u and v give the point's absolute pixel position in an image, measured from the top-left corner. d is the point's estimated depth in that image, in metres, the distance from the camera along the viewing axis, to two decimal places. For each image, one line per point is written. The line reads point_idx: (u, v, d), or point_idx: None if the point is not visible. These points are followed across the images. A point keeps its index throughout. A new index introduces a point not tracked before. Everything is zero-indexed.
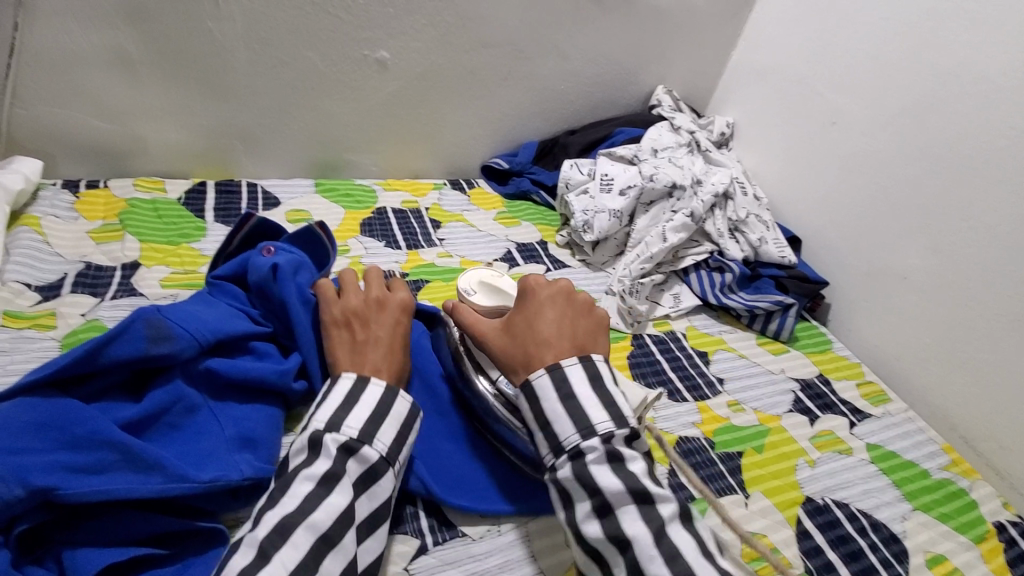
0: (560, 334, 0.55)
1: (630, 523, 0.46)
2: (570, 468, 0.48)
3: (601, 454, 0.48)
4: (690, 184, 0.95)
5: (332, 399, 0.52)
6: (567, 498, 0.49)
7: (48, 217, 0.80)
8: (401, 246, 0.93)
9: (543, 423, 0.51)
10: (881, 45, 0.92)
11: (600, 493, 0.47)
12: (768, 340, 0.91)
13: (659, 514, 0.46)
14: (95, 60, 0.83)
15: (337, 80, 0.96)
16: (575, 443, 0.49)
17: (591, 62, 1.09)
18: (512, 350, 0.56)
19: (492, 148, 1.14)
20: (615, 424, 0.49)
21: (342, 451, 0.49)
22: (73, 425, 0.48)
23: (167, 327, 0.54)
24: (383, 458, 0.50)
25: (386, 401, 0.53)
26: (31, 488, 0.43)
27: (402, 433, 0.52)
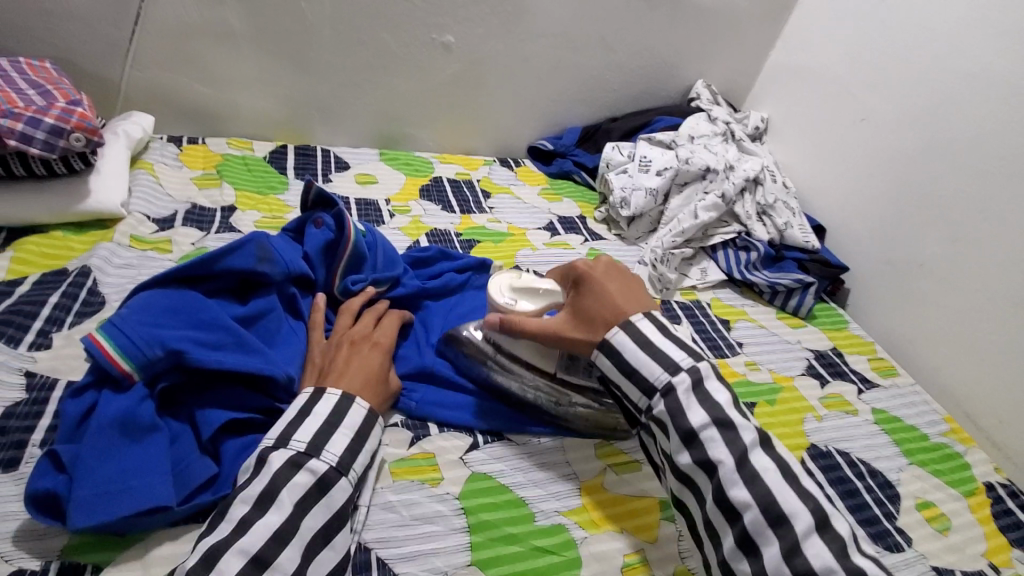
0: (626, 301, 0.61)
1: (714, 449, 0.52)
2: (662, 404, 0.54)
3: (688, 386, 0.54)
4: (723, 169, 1.03)
5: (285, 417, 0.54)
6: (664, 432, 0.55)
7: (159, 164, 0.93)
8: (455, 210, 1.03)
9: (628, 369, 0.57)
10: (911, 47, 0.99)
11: (689, 424, 0.53)
12: (787, 315, 0.98)
13: (743, 442, 0.52)
14: (203, 32, 0.96)
15: (406, 60, 1.07)
16: (665, 381, 0.55)
17: (636, 55, 1.18)
18: (586, 319, 0.61)
19: (538, 131, 1.24)
20: (696, 359, 0.56)
21: (290, 463, 0.50)
22: (198, 311, 0.58)
23: (271, 251, 0.65)
24: (333, 469, 0.52)
25: (336, 416, 0.55)
26: (170, 349, 0.53)
27: (352, 445, 0.54)
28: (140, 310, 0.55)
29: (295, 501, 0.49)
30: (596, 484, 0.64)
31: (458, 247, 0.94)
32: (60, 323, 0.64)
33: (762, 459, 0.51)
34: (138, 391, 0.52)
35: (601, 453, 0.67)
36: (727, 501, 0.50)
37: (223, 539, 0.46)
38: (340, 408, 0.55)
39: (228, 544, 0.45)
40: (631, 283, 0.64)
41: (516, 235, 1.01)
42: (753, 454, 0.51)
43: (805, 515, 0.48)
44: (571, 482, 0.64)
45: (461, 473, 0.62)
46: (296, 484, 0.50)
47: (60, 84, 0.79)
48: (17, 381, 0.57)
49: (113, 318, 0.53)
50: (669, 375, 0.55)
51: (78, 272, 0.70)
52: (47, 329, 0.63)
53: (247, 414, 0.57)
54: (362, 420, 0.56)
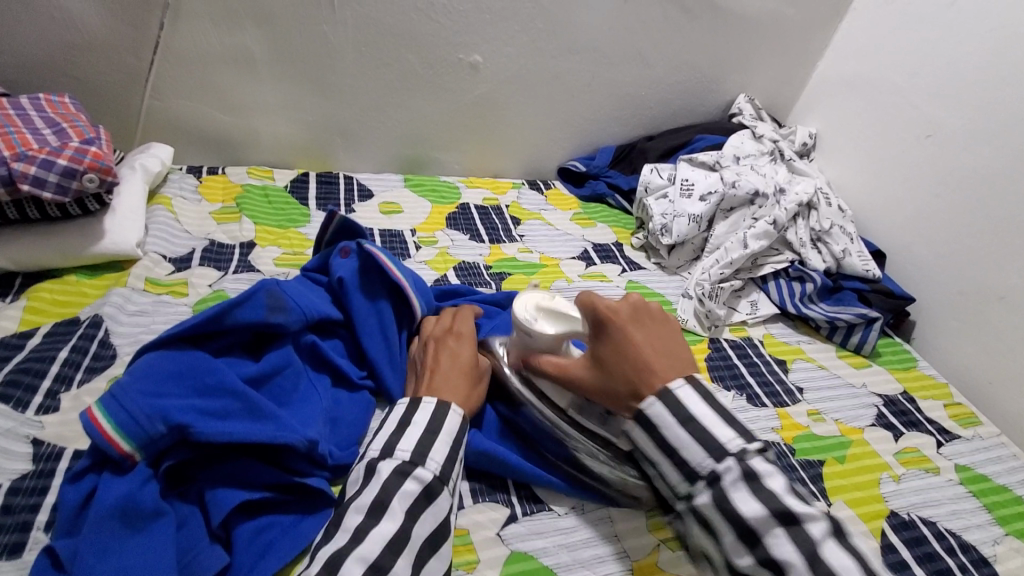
0: (662, 364, 0.52)
1: (779, 548, 0.43)
2: (707, 495, 0.47)
3: (738, 475, 0.46)
4: (773, 192, 0.95)
5: (385, 429, 0.52)
6: (713, 530, 0.47)
7: (177, 198, 0.89)
8: (484, 240, 0.97)
9: (669, 450, 0.49)
10: (987, 56, 0.89)
11: (741, 523, 0.45)
12: (848, 353, 0.89)
13: (811, 534, 0.43)
14: (223, 58, 0.92)
15: (432, 81, 1.02)
16: (710, 468, 0.47)
17: (675, 69, 1.11)
18: (608, 377, 0.53)
19: (570, 152, 1.18)
20: (744, 439, 0.48)
21: (396, 472, 0.48)
22: (204, 374, 0.52)
23: (284, 299, 0.59)
24: (437, 478, 0.49)
25: (435, 422, 0.52)
26: (169, 424, 0.47)
27: (452, 452, 0.52)
28: (140, 376, 0.50)
29: (406, 510, 0.47)
30: (649, 563, 0.57)
31: (489, 281, 0.88)
32: (69, 381, 0.60)
33: (836, 556, 0.42)
34: (141, 472, 0.47)
35: (654, 524, 0.60)
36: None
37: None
38: (437, 415, 0.53)
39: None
40: (654, 322, 0.55)
41: (550, 266, 0.94)
42: (823, 549, 0.42)
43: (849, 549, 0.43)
44: (621, 560, 0.57)
45: (501, 552, 0.55)
46: (405, 493, 0.48)
47: (76, 120, 0.76)
48: (21, 451, 0.53)
49: (112, 388, 0.48)
50: (716, 443, 0.47)
51: (89, 322, 0.66)
52: (55, 389, 0.59)
53: (261, 492, 0.51)
54: (459, 425, 0.53)
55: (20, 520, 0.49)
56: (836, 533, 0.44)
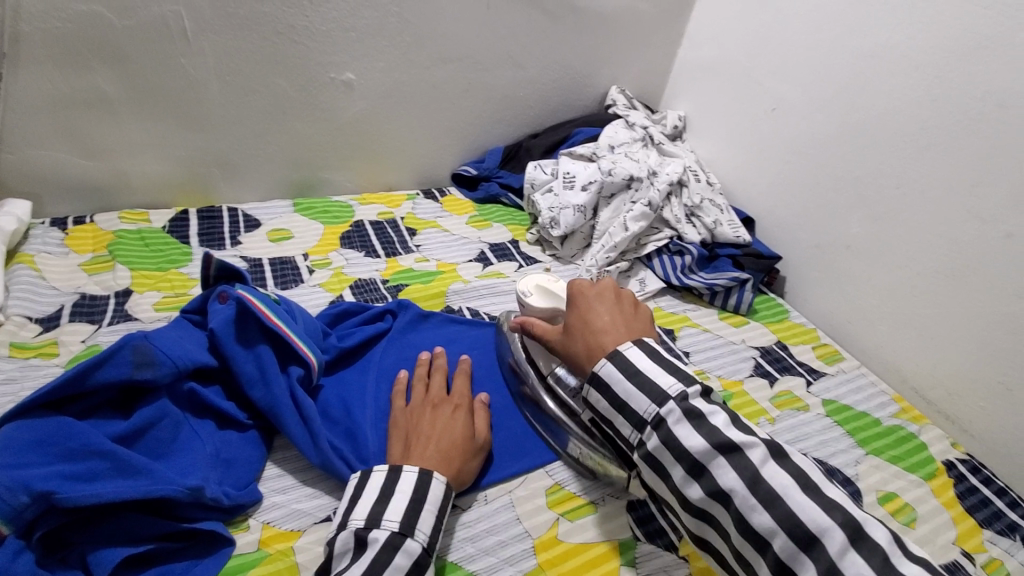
0: (607, 322, 0.57)
1: (724, 476, 0.47)
2: (656, 438, 0.50)
3: (681, 415, 0.49)
4: (646, 175, 1.02)
5: (369, 495, 0.53)
6: (661, 471, 0.50)
7: (41, 254, 0.84)
8: (380, 254, 0.98)
9: (618, 403, 0.52)
10: (809, 33, 0.99)
11: (687, 455, 0.48)
12: (729, 314, 0.98)
13: (750, 460, 0.47)
14: (76, 102, 0.88)
15: (308, 103, 1.01)
16: (654, 414, 0.50)
17: (546, 69, 1.16)
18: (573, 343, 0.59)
19: (460, 157, 1.20)
20: (684, 385, 0.51)
21: (387, 546, 0.49)
22: (67, 438, 0.50)
23: (154, 352, 0.57)
24: (425, 550, 0.51)
25: (420, 492, 0.54)
26: (34, 494, 0.46)
27: (438, 521, 0.54)
28: None
29: None
30: (550, 538, 0.61)
31: (386, 295, 0.89)
32: None
33: (775, 475, 0.46)
34: (11, 546, 0.45)
35: (553, 502, 0.65)
36: (752, 532, 0.45)
37: None
38: (421, 483, 0.54)
39: None
40: (624, 302, 0.60)
41: (446, 272, 0.96)
42: (764, 470, 0.46)
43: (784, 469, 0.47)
44: (523, 541, 0.60)
45: None
46: (396, 567, 0.49)
47: None
48: None
49: None
50: (658, 389, 0.51)
51: None
52: None
53: (149, 545, 0.50)
54: (442, 495, 0.55)
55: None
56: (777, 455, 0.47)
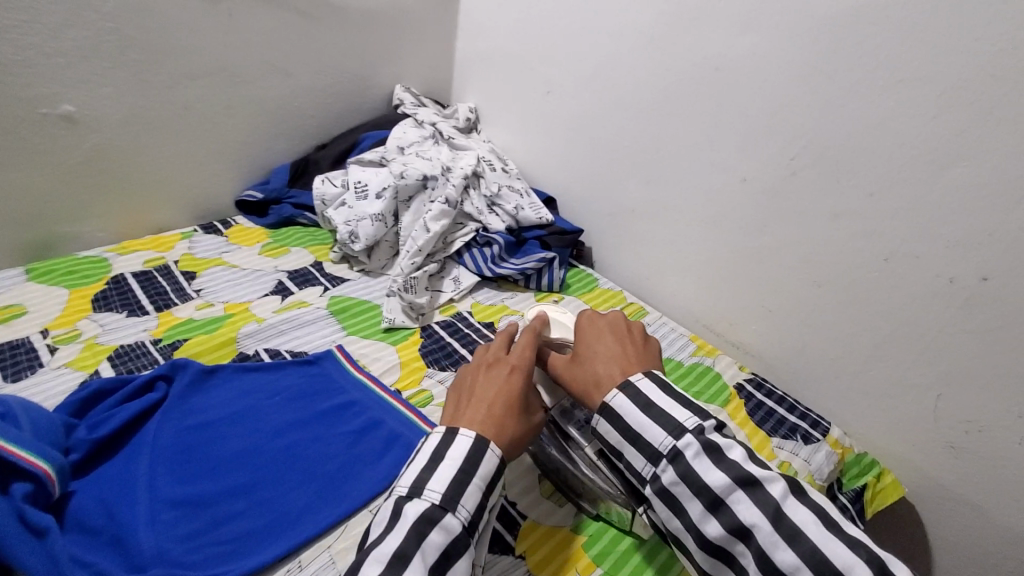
0: (614, 354, 0.58)
1: (743, 510, 0.45)
2: (673, 472, 0.48)
3: (699, 448, 0.48)
4: (440, 172, 1.00)
5: (419, 461, 0.50)
6: (678, 507, 0.48)
7: None
8: (149, 310, 0.83)
9: (631, 436, 0.51)
10: (562, 16, 1.04)
11: (707, 489, 0.46)
12: (545, 294, 1.00)
13: (771, 495, 0.45)
14: None
15: (15, 147, 0.82)
16: (670, 446, 0.49)
17: (319, 74, 1.08)
18: (579, 376, 0.58)
19: (242, 181, 1.08)
20: (701, 419, 0.50)
21: (425, 518, 0.45)
22: None
23: None
24: (467, 528, 0.47)
25: (473, 457, 0.49)
26: None
27: (485, 495, 0.49)
28: None
29: (428, 574, 0.43)
30: None
31: (160, 357, 0.76)
32: None
33: (796, 510, 0.45)
34: None
35: None
36: (776, 571, 0.43)
37: None
38: (476, 450, 0.50)
39: None
40: (632, 335, 0.61)
41: (238, 313, 0.85)
42: (788, 508, 0.45)
43: (763, 504, 0.45)
44: None
45: None
46: (432, 545, 0.44)
47: None
48: None
49: None
50: (673, 421, 0.50)
51: None
52: None
53: None
54: (491, 466, 0.50)
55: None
56: (794, 491, 0.47)
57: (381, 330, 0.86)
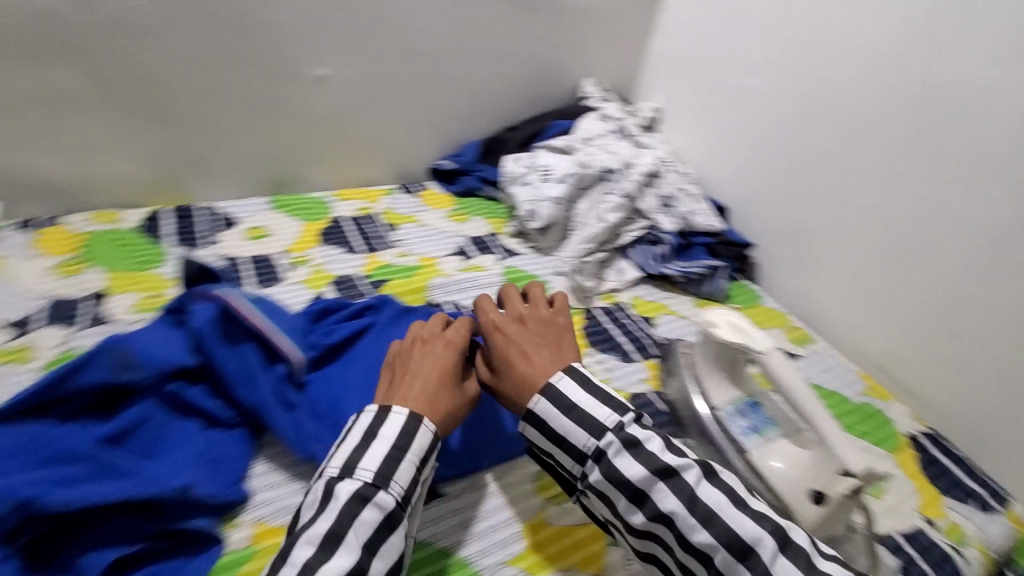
0: (546, 357, 0.59)
1: (666, 500, 0.51)
2: (599, 471, 0.53)
3: (619, 446, 0.53)
4: (621, 167, 1.04)
5: (349, 441, 0.52)
6: (609, 499, 0.53)
7: (11, 257, 0.82)
8: (360, 250, 0.98)
9: (557, 439, 0.55)
10: (773, 27, 1.03)
11: (631, 485, 0.51)
12: (705, 301, 1.01)
13: (688, 482, 0.51)
14: (35, 101, 0.84)
15: (281, 99, 1.00)
16: (594, 446, 0.54)
17: (522, 61, 1.17)
18: (502, 382, 0.59)
19: (438, 151, 1.20)
20: (620, 415, 0.54)
21: (356, 497, 0.48)
22: (48, 444, 0.52)
23: (132, 355, 0.59)
24: (398, 504, 0.50)
25: (403, 438, 0.52)
26: (14, 502, 0.46)
27: (417, 472, 0.52)
28: None
29: (366, 542, 0.47)
30: (538, 522, 0.63)
31: (365, 292, 0.89)
32: None
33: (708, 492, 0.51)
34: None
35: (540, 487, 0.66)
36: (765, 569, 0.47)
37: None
38: (408, 429, 0.52)
39: None
40: (551, 341, 0.61)
41: (427, 266, 0.97)
42: (775, 567, 0.47)
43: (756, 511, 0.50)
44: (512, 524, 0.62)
45: None
46: (365, 522, 0.47)
47: None
48: None
49: None
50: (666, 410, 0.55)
51: None
52: None
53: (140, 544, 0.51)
54: (426, 444, 0.53)
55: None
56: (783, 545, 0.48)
57: None
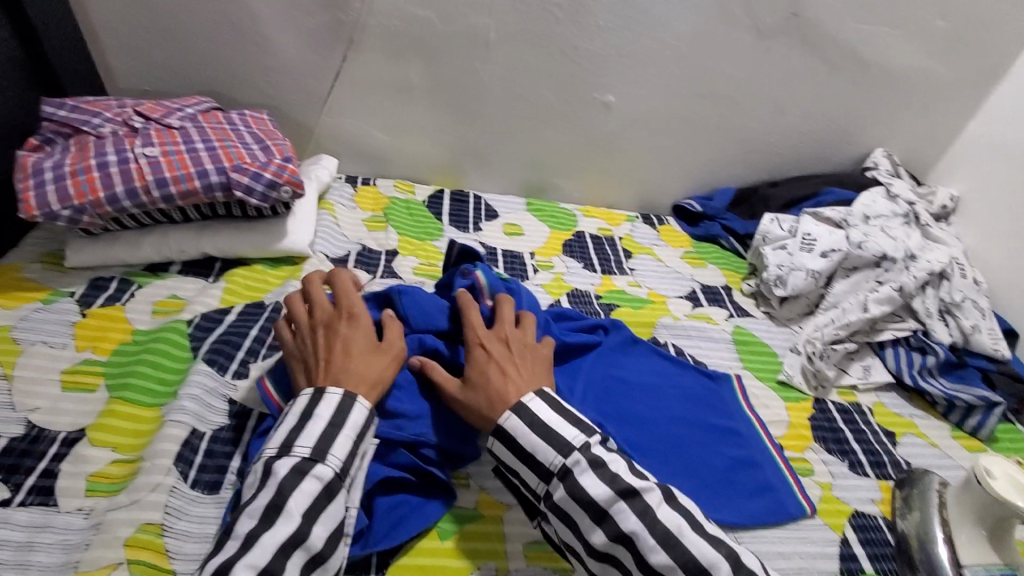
0: (520, 377, 0.61)
1: (625, 520, 0.51)
2: (561, 488, 0.54)
3: (584, 465, 0.53)
4: (902, 257, 0.93)
5: (287, 423, 0.53)
6: (571, 521, 0.54)
7: (338, 204, 1.03)
8: (596, 269, 1.03)
9: (524, 453, 0.56)
10: None
11: (592, 504, 0.52)
12: (964, 435, 0.85)
13: (646, 502, 0.52)
14: (387, 86, 1.04)
15: (566, 117, 1.08)
16: (559, 464, 0.54)
17: (808, 119, 1.10)
18: (474, 393, 0.60)
19: (687, 191, 1.20)
20: (587, 436, 0.56)
21: (293, 470, 0.50)
22: None
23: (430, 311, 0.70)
24: (337, 475, 0.52)
25: (338, 415, 0.54)
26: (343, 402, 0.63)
27: (354, 447, 0.54)
28: None
29: (304, 509, 0.49)
30: None
31: (599, 311, 0.93)
32: (257, 354, 0.74)
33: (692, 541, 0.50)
34: None
35: None
36: None
37: (294, 531, 0.48)
38: (342, 408, 0.54)
39: (236, 560, 0.46)
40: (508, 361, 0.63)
41: (657, 303, 0.98)
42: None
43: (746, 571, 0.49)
44: None
45: None
46: (302, 491, 0.50)
47: (276, 136, 0.89)
48: (222, 407, 0.67)
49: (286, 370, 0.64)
50: (562, 439, 0.55)
51: (272, 307, 0.80)
52: (247, 359, 0.73)
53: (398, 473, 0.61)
54: (363, 420, 0.55)
55: (182, 470, 0.60)
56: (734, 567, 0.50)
57: (775, 380, 0.87)
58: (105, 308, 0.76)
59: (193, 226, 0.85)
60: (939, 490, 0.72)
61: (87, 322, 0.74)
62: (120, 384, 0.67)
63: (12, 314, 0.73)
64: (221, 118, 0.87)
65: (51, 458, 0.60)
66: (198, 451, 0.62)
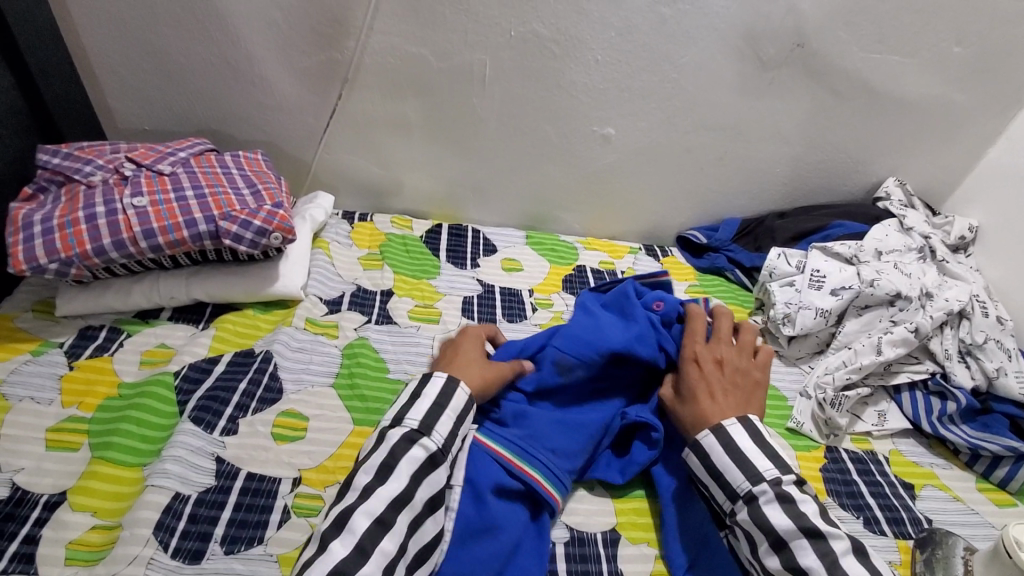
0: (727, 399, 0.67)
1: (804, 556, 0.54)
2: (745, 510, 0.58)
3: (771, 496, 0.57)
4: (917, 296, 0.89)
5: (400, 401, 0.62)
6: (751, 541, 0.58)
7: (334, 242, 1.02)
8: None
9: (715, 473, 0.62)
10: None
11: (773, 530, 0.56)
12: (989, 486, 0.80)
13: (832, 548, 0.53)
14: (384, 123, 1.03)
15: (566, 150, 1.06)
16: (747, 489, 0.59)
17: (816, 148, 1.07)
18: (683, 405, 0.68)
19: (692, 221, 1.17)
20: (780, 472, 0.59)
21: (404, 438, 0.57)
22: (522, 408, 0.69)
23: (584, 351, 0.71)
24: (439, 449, 0.58)
25: (442, 397, 0.61)
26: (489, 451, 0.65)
27: (455, 425, 0.61)
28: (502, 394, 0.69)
29: (410, 472, 0.56)
30: None
31: None
32: (246, 408, 0.72)
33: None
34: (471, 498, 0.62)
35: None
36: None
37: (401, 488, 0.55)
38: (443, 388, 0.62)
39: (354, 507, 0.53)
40: (731, 383, 0.69)
41: None
42: None
43: None
44: None
45: None
46: (411, 456, 0.56)
47: (269, 179, 0.88)
48: (208, 466, 0.65)
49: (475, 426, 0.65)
50: (754, 468, 0.59)
51: (262, 356, 0.79)
52: (235, 415, 0.71)
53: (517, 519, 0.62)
54: (462, 403, 0.62)
55: (161, 540, 0.58)
56: None
57: (785, 427, 0.83)
58: (93, 359, 0.75)
59: (185, 271, 0.84)
60: (964, 556, 0.67)
61: (74, 374, 0.73)
62: (103, 443, 0.66)
63: (0, 367, 0.72)
64: (214, 160, 0.87)
65: (30, 525, 0.59)
66: (181, 516, 0.60)
